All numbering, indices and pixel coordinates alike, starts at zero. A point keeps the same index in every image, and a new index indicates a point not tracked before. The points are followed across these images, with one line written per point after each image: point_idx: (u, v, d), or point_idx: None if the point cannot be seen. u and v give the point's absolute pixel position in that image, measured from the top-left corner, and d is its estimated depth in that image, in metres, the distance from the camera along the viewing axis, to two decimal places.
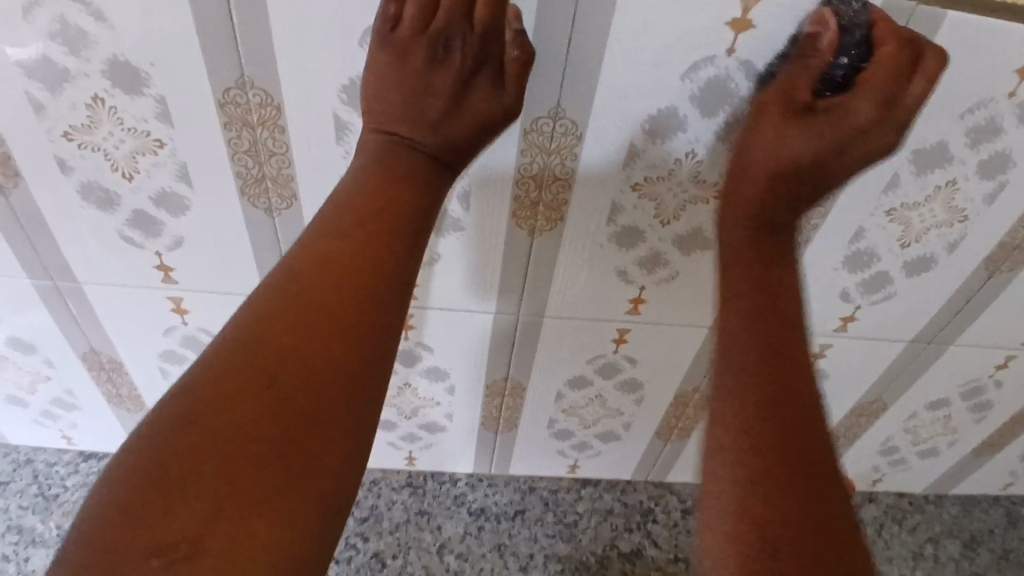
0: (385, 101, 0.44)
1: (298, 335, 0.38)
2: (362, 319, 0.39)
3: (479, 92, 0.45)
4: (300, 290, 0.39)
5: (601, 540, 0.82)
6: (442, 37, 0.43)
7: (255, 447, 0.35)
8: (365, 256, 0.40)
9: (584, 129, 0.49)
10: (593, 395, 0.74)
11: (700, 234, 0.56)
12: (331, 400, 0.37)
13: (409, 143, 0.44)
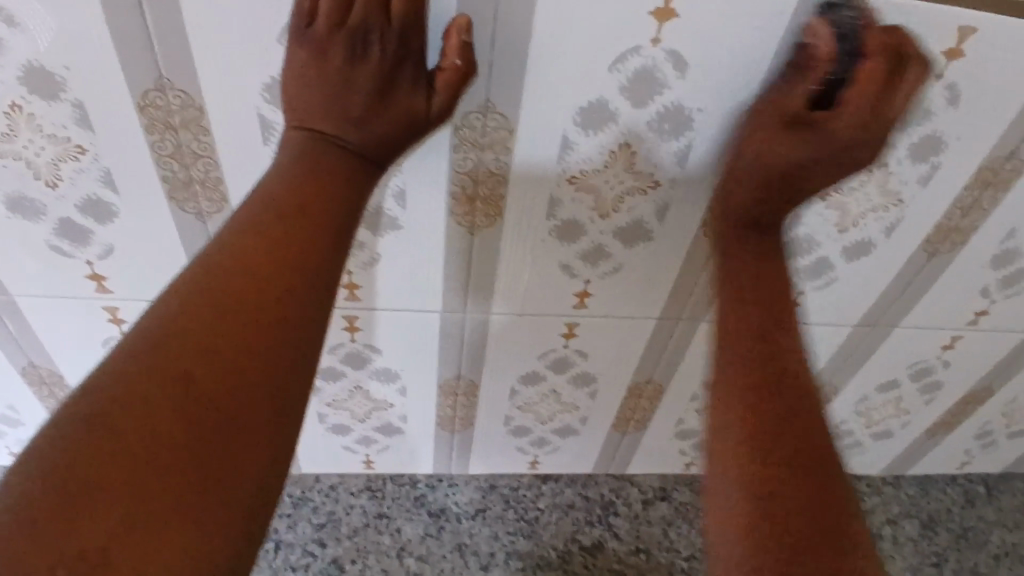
0: (305, 98, 0.43)
1: (223, 325, 0.38)
2: (282, 312, 0.40)
3: (403, 88, 0.44)
4: (226, 282, 0.39)
5: (562, 535, 0.82)
6: (361, 34, 0.42)
7: (179, 437, 0.35)
8: (286, 249, 0.41)
9: (514, 123, 0.48)
10: (547, 390, 0.73)
11: (642, 226, 0.56)
12: (251, 389, 0.37)
13: (333, 140, 0.44)
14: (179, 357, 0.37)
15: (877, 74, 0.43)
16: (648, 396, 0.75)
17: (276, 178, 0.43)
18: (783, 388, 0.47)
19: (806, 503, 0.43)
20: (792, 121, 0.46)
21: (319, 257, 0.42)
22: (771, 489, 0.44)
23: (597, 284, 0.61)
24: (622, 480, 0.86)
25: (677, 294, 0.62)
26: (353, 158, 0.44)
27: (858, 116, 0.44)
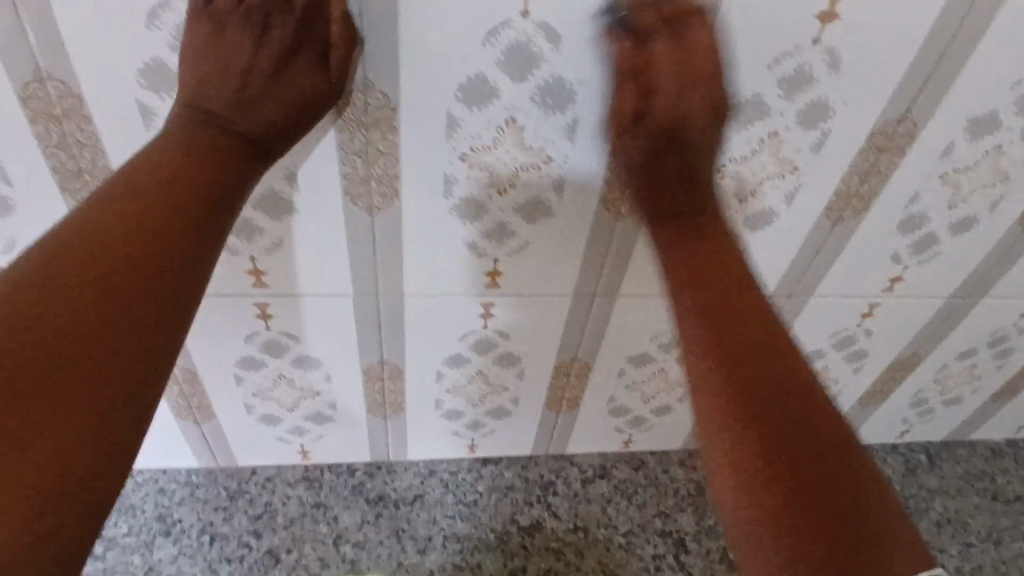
0: (203, 78, 0.44)
1: (92, 269, 0.39)
2: (148, 260, 0.40)
3: (301, 70, 0.46)
4: (101, 228, 0.40)
5: (501, 516, 0.82)
6: (258, 16, 0.45)
7: (28, 369, 0.36)
8: (159, 202, 0.41)
9: (396, 101, 0.48)
10: (474, 372, 0.73)
11: (542, 203, 0.56)
12: (106, 334, 0.38)
13: (223, 122, 0.45)
14: (42, 294, 0.38)
15: (669, 48, 0.46)
16: (576, 375, 0.75)
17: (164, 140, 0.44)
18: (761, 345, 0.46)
19: (802, 473, 0.42)
20: (631, 118, 0.48)
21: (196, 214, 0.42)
22: (765, 460, 0.43)
23: (506, 262, 0.61)
24: (562, 460, 0.87)
25: (589, 271, 0.63)
26: (239, 132, 0.45)
27: (671, 95, 0.47)
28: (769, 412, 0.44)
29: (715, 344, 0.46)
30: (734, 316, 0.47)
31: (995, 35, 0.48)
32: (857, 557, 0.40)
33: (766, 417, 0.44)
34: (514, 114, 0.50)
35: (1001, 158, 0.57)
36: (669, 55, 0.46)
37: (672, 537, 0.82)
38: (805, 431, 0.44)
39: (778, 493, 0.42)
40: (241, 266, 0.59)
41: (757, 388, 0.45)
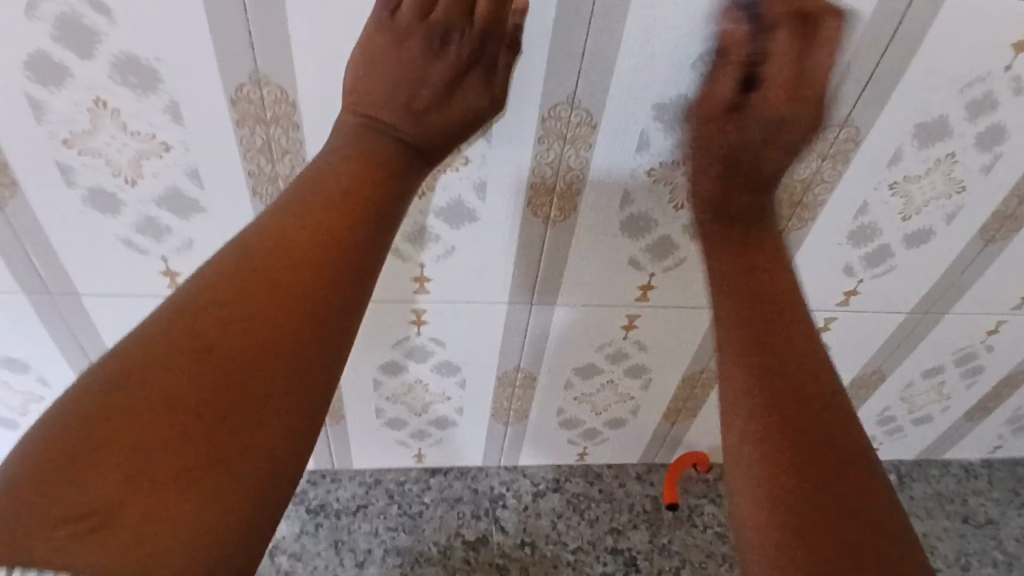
0: (370, 84, 0.42)
1: (223, 338, 0.35)
2: (303, 313, 0.37)
3: (470, 86, 0.43)
4: (237, 288, 0.36)
5: (445, 530, 0.79)
6: (442, 29, 0.41)
7: (183, 444, 0.32)
8: (330, 250, 0.38)
9: (294, 96, 0.46)
10: (413, 380, 0.70)
11: (464, 206, 0.53)
12: (245, 399, 0.34)
13: (388, 130, 0.42)
14: (176, 363, 0.34)
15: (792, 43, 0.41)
16: (521, 385, 0.72)
17: (325, 167, 0.40)
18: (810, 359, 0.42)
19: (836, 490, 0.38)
20: (728, 106, 0.44)
21: (356, 264, 0.39)
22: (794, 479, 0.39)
23: (433, 268, 0.58)
24: (514, 473, 0.84)
25: (522, 279, 0.60)
26: (400, 143, 0.42)
27: (788, 86, 0.41)
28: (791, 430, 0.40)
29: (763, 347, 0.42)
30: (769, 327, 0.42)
31: (938, 35, 0.45)
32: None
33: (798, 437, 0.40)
34: None
35: (954, 166, 0.53)
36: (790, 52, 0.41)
37: (623, 556, 0.79)
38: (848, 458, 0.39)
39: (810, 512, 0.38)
40: (153, 265, 0.57)
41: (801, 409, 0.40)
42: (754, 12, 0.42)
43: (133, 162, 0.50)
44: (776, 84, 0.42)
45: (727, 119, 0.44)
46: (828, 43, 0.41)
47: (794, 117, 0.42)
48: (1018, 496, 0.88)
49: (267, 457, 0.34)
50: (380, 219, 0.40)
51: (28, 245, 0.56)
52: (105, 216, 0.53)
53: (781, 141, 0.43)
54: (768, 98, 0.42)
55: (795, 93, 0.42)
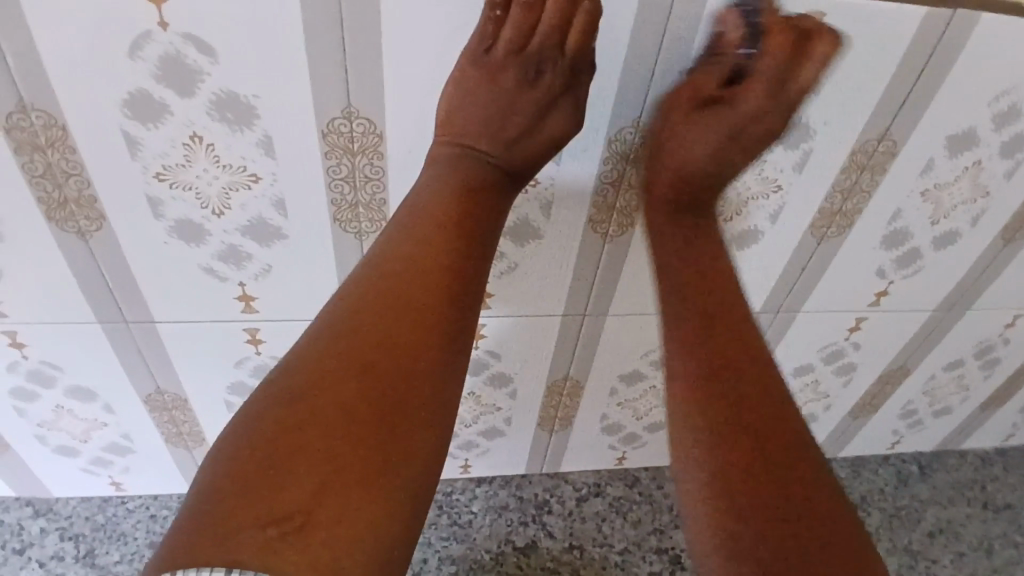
0: (467, 116, 0.46)
1: (363, 359, 0.42)
2: (427, 332, 0.43)
3: (559, 114, 0.47)
4: (366, 317, 0.43)
5: (496, 537, 0.82)
6: (534, 63, 0.46)
7: (346, 451, 0.39)
8: (441, 275, 0.44)
9: (381, 127, 0.49)
10: (466, 393, 0.73)
11: (529, 224, 0.57)
12: (389, 408, 0.41)
13: (485, 158, 0.47)
14: (329, 385, 0.41)
15: (786, 42, 0.44)
16: (568, 394, 0.76)
17: (423, 198, 0.46)
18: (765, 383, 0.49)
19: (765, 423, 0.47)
20: (706, 100, 0.48)
21: (463, 287, 0.45)
22: (732, 443, 0.47)
23: (496, 284, 0.61)
24: (556, 478, 0.87)
25: (577, 291, 0.63)
26: (494, 171, 0.48)
27: (770, 86, 0.46)
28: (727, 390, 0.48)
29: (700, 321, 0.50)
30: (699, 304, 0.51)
31: (970, 57, 0.49)
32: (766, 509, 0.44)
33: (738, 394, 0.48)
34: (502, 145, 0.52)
35: (980, 173, 0.57)
36: (783, 47, 0.44)
37: (667, 554, 0.82)
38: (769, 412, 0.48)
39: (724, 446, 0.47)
40: (229, 290, 0.59)
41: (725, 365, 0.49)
42: (752, 22, 0.45)
43: (222, 194, 0.52)
44: (756, 82, 0.47)
45: (704, 109, 0.48)
46: (822, 61, 0.44)
47: (761, 118, 0.48)
48: None
49: (414, 453, 0.41)
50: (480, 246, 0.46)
51: (109, 276, 0.58)
52: (188, 246, 0.56)
53: (748, 138, 0.49)
54: (753, 95, 0.47)
55: (771, 97, 0.47)
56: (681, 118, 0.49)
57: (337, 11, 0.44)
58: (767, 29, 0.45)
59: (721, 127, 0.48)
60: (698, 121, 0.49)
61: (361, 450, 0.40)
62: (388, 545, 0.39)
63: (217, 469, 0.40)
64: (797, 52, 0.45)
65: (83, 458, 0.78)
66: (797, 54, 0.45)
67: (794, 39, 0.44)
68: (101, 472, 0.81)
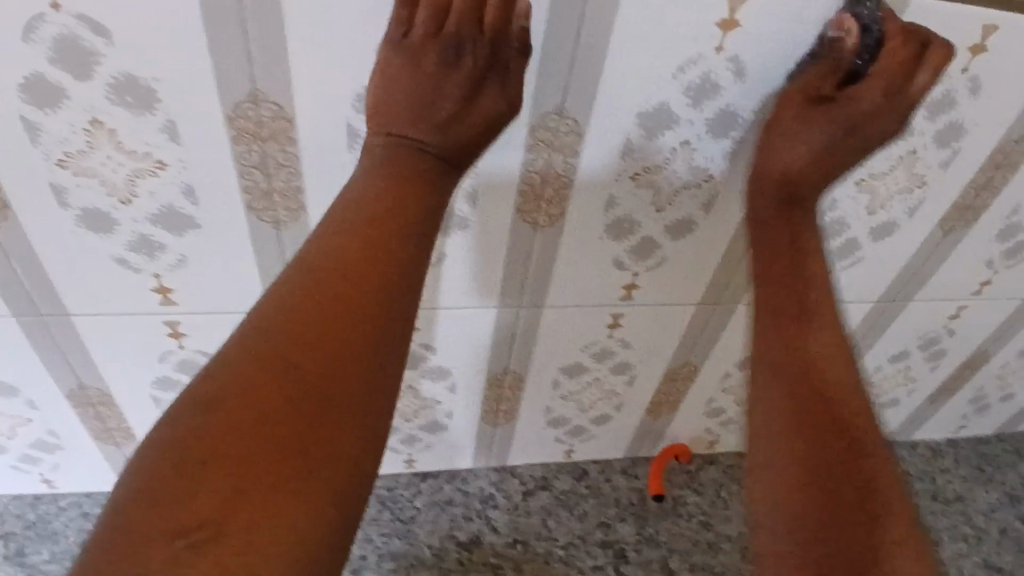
0: (394, 104, 0.44)
1: (290, 358, 0.40)
2: (355, 333, 0.41)
3: (488, 94, 0.45)
4: (293, 316, 0.41)
5: (438, 532, 0.80)
6: (453, 44, 0.44)
7: (266, 458, 0.38)
8: (372, 272, 0.42)
9: (291, 111, 0.46)
10: (404, 387, 0.71)
11: (455, 214, 0.55)
12: (311, 413, 0.39)
13: (418, 145, 0.45)
14: (252, 387, 0.39)
15: (904, 57, 0.45)
16: (510, 387, 0.74)
17: (352, 194, 0.44)
18: (852, 386, 0.49)
19: (853, 435, 0.48)
20: (821, 98, 0.48)
21: (395, 282, 0.42)
22: (820, 446, 0.48)
23: (425, 276, 0.59)
24: (503, 472, 0.86)
25: (511, 282, 0.61)
26: (433, 161, 0.45)
27: (886, 86, 0.47)
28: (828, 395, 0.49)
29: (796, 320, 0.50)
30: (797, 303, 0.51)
31: None
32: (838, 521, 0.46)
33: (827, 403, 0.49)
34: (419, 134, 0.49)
35: (917, 163, 0.57)
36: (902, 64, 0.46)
37: (612, 548, 0.81)
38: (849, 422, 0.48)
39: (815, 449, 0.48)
40: (145, 281, 0.57)
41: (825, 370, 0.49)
42: (872, 31, 0.45)
43: (128, 181, 0.50)
44: (877, 78, 0.47)
45: (817, 107, 0.48)
46: (934, 69, 0.46)
47: (878, 119, 0.48)
48: (980, 472, 0.94)
49: (341, 455, 0.39)
50: (414, 239, 0.44)
51: (20, 268, 0.56)
52: (98, 235, 0.54)
53: (863, 134, 0.49)
54: (872, 90, 0.47)
55: (888, 98, 0.47)
56: (792, 119, 0.49)
57: None
58: (886, 35, 0.45)
59: (843, 123, 0.49)
60: (810, 122, 0.49)
61: (283, 455, 0.38)
62: (310, 552, 0.37)
63: (136, 473, 0.38)
64: (916, 52, 0.45)
65: (11, 455, 0.75)
66: (918, 58, 0.45)
67: (910, 47, 0.45)
68: (32, 469, 0.78)
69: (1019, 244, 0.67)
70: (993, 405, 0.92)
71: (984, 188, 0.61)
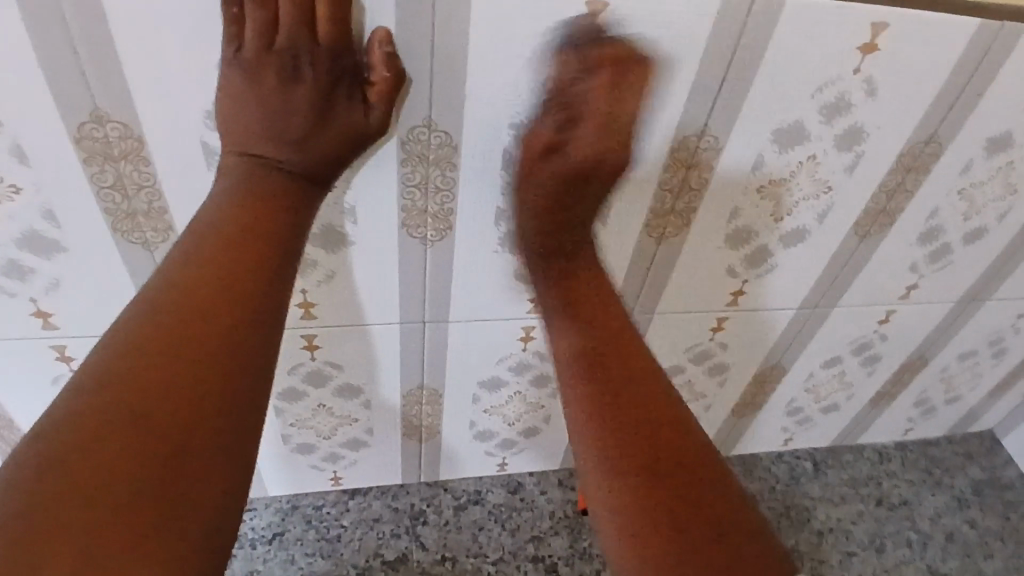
0: (242, 122, 0.42)
1: (160, 365, 0.36)
2: (229, 350, 0.37)
3: (342, 107, 0.43)
4: (161, 338, 0.37)
5: (365, 551, 0.78)
6: (289, 57, 0.41)
7: (154, 488, 0.33)
8: (242, 287, 0.39)
9: (139, 131, 0.45)
10: (315, 406, 0.69)
11: (335, 231, 0.53)
12: (191, 435, 0.35)
13: (272, 162, 0.42)
14: (123, 411, 0.34)
15: (607, 84, 0.43)
16: (429, 402, 0.72)
17: (214, 212, 0.41)
18: (657, 413, 0.45)
19: (681, 462, 0.43)
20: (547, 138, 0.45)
21: (265, 295, 0.40)
22: (647, 479, 0.43)
23: (315, 294, 0.58)
24: (435, 487, 0.84)
25: (410, 299, 0.60)
26: (291, 179, 0.43)
27: (604, 122, 0.44)
28: (624, 423, 0.45)
29: (596, 353, 0.47)
30: (609, 340, 0.48)
31: (781, 48, 0.46)
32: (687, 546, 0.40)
33: (638, 427, 0.44)
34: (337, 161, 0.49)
35: (818, 169, 0.55)
36: (620, 87, 0.43)
37: (543, 563, 0.79)
38: (680, 451, 0.44)
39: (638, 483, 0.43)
40: (21, 307, 0.55)
41: (635, 402, 0.45)
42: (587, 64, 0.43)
43: None
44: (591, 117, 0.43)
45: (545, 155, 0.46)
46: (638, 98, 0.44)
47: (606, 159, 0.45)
48: (930, 476, 0.91)
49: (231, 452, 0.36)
50: (283, 255, 0.41)
51: None
52: None
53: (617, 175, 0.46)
54: (584, 136, 0.44)
55: (605, 134, 0.44)
56: (530, 161, 0.47)
57: (61, 10, 0.39)
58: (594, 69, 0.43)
59: (582, 164, 0.45)
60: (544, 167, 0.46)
61: (166, 460, 0.34)
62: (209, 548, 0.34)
63: None
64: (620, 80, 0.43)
65: None
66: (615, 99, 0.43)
67: (614, 78, 0.43)
68: None
69: (943, 248, 0.65)
70: (939, 408, 0.89)
71: (896, 192, 0.59)
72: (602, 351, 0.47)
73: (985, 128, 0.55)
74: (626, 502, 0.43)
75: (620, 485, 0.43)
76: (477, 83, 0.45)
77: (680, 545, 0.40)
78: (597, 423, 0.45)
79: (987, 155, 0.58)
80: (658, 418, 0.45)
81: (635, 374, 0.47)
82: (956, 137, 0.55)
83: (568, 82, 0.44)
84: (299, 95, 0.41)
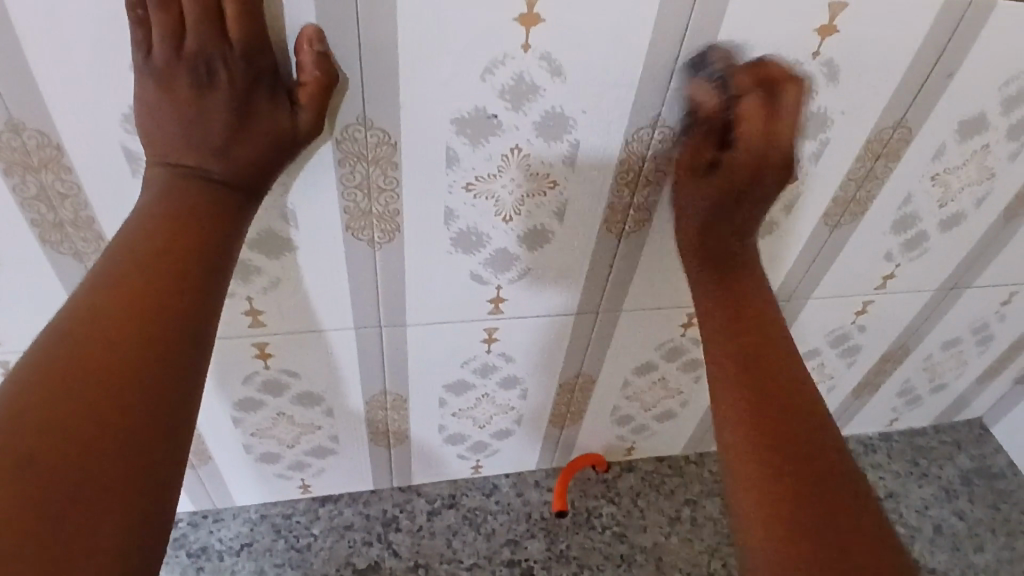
0: (160, 134, 0.39)
1: (87, 363, 0.34)
2: (145, 371, 0.34)
3: (264, 110, 0.41)
4: (89, 334, 0.34)
5: (335, 560, 0.76)
6: (202, 62, 0.38)
7: (59, 517, 0.30)
8: (163, 305, 0.36)
9: (56, 139, 0.43)
10: (275, 414, 0.67)
11: (276, 235, 0.50)
12: (101, 460, 0.32)
13: (193, 173, 0.40)
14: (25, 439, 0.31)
15: (762, 103, 0.44)
16: (396, 407, 0.70)
17: (142, 209, 0.39)
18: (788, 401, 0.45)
19: (810, 456, 0.43)
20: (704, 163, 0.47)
21: (197, 293, 0.38)
22: (778, 463, 0.43)
23: (263, 300, 0.55)
24: (408, 492, 0.82)
25: (365, 304, 0.57)
26: (219, 189, 0.40)
27: (761, 140, 0.44)
28: (760, 396, 0.45)
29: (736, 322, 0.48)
30: (736, 327, 0.48)
31: (731, 32, 0.44)
32: (823, 526, 0.40)
33: (773, 419, 0.44)
34: (517, 145, 0.48)
35: None
36: (761, 111, 0.44)
37: (519, 567, 0.77)
38: (809, 441, 0.43)
39: (786, 460, 0.43)
40: None
41: (780, 394, 0.45)
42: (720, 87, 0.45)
43: None
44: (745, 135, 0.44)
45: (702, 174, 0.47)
46: (792, 115, 0.44)
47: (765, 176, 0.45)
48: (916, 468, 0.89)
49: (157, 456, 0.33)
50: (204, 274, 0.38)
51: None
52: None
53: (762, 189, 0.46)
54: (745, 154, 0.45)
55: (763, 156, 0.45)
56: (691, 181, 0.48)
57: None
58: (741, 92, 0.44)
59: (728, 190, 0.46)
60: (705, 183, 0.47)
61: (88, 460, 0.31)
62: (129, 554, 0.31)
63: None
64: (770, 103, 0.44)
65: None
66: (772, 109, 0.44)
67: (765, 93, 0.44)
68: None
69: (920, 235, 0.63)
70: (924, 398, 0.87)
71: (866, 180, 0.56)
72: (733, 335, 0.47)
73: (956, 112, 0.53)
74: (760, 485, 0.42)
75: (751, 461, 0.43)
76: (413, 79, 0.43)
77: (811, 531, 0.40)
78: (734, 391, 0.46)
79: (962, 138, 0.55)
80: (796, 404, 0.45)
81: (768, 359, 0.47)
82: (925, 121, 0.53)
83: (713, 109, 0.45)
84: (215, 104, 0.39)
